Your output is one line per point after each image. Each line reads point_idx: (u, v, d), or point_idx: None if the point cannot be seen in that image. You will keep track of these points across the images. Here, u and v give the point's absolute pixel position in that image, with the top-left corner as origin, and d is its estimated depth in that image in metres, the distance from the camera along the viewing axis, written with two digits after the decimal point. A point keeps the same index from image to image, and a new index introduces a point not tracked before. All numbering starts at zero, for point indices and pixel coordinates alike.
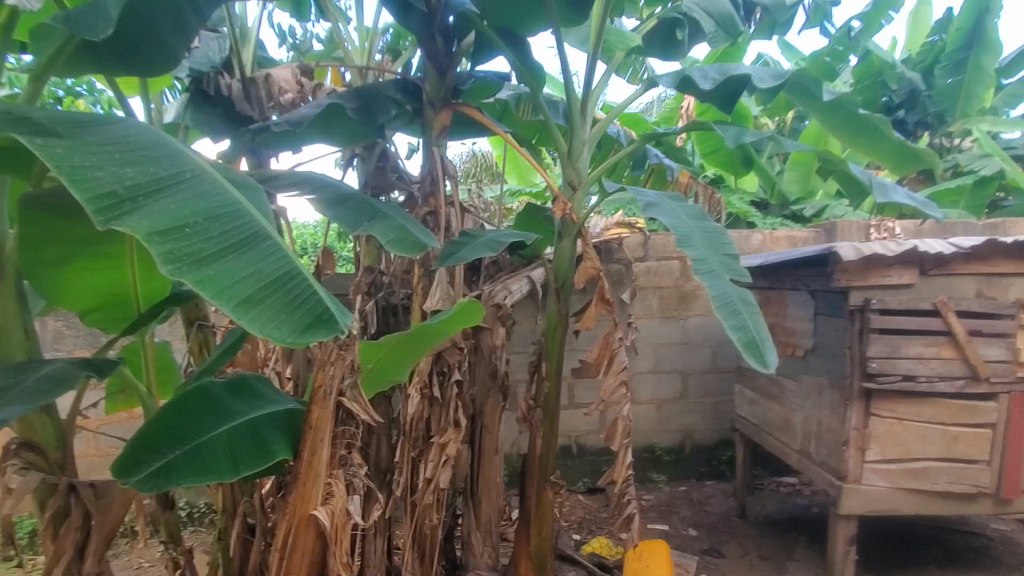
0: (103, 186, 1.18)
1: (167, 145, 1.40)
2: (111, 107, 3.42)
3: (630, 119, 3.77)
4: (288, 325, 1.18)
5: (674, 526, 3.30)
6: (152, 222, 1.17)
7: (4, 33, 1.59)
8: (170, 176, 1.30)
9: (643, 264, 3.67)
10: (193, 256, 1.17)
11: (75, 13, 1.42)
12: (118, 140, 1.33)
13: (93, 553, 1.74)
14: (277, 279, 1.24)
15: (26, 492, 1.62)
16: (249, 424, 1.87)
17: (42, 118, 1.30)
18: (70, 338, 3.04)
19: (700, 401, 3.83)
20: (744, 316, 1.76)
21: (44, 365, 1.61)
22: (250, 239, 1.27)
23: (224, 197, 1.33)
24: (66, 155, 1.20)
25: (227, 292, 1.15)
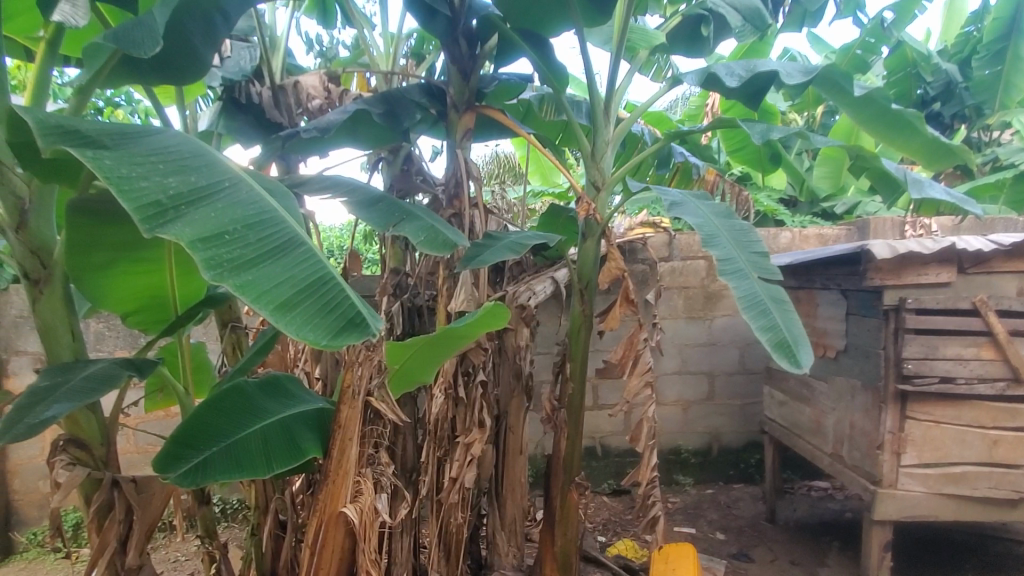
0: (148, 196, 1.24)
1: (206, 155, 1.46)
2: (147, 116, 3.57)
3: (654, 118, 3.74)
4: (323, 328, 1.22)
5: (701, 529, 3.25)
6: (195, 229, 1.22)
7: (52, 48, 1.68)
8: (209, 185, 1.36)
9: (668, 263, 3.63)
10: (233, 261, 1.22)
11: (123, 29, 1.47)
12: (160, 151, 1.39)
13: (134, 545, 1.83)
14: (312, 283, 1.29)
15: (73, 486, 1.70)
16: (281, 423, 1.94)
17: (89, 130, 1.37)
18: (111, 339, 3.18)
19: (727, 402, 3.76)
20: (774, 316, 1.73)
21: (89, 365, 1.70)
22: (285, 246, 1.32)
23: (259, 205, 1.38)
24: (113, 166, 1.27)
25: (265, 296, 1.20)
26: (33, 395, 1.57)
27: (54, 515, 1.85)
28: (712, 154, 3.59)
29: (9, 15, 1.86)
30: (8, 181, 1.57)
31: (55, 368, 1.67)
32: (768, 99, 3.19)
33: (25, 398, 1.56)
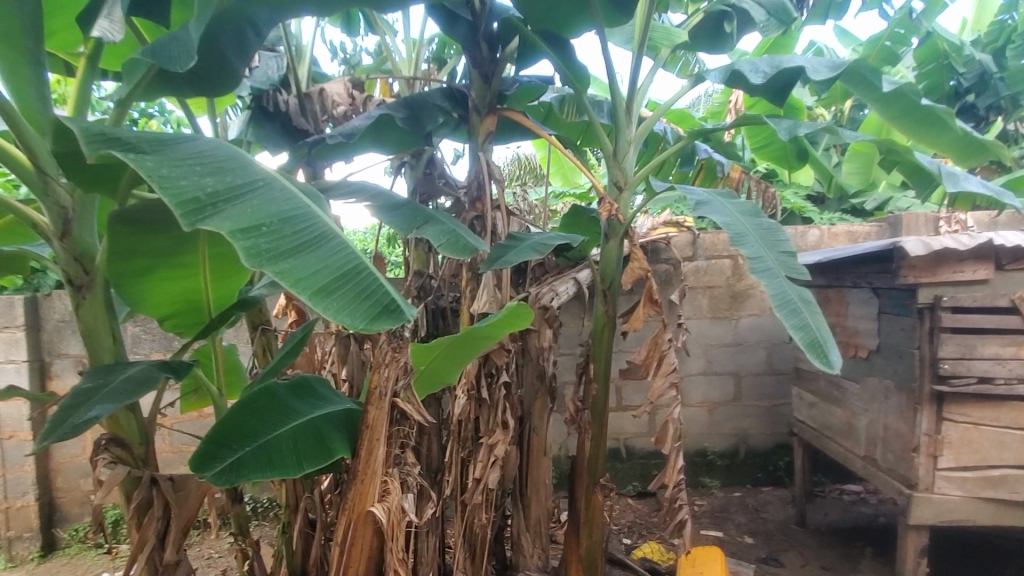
0: (188, 193, 1.30)
1: (239, 158, 1.52)
2: (180, 125, 3.72)
3: (676, 115, 3.70)
4: (360, 313, 1.27)
5: (729, 533, 3.20)
6: (234, 223, 1.27)
7: (91, 63, 1.76)
8: (244, 184, 1.41)
9: (692, 263, 3.58)
10: (271, 251, 1.26)
11: (160, 45, 1.54)
12: (197, 154, 1.46)
13: (172, 542, 1.90)
14: (346, 272, 1.33)
15: (115, 484, 1.79)
16: (311, 422, 2.00)
17: (130, 137, 1.44)
18: (147, 342, 3.32)
19: (754, 404, 3.70)
20: (805, 316, 1.70)
21: (128, 366, 1.78)
22: (320, 238, 1.37)
23: (293, 201, 1.43)
24: (155, 167, 1.33)
25: (303, 283, 1.24)
26: (79, 395, 1.66)
27: (97, 511, 1.94)
28: (736, 151, 3.53)
29: (51, 32, 1.97)
30: (53, 192, 1.65)
31: (98, 368, 1.76)
32: (794, 93, 3.12)
33: (71, 398, 1.65)
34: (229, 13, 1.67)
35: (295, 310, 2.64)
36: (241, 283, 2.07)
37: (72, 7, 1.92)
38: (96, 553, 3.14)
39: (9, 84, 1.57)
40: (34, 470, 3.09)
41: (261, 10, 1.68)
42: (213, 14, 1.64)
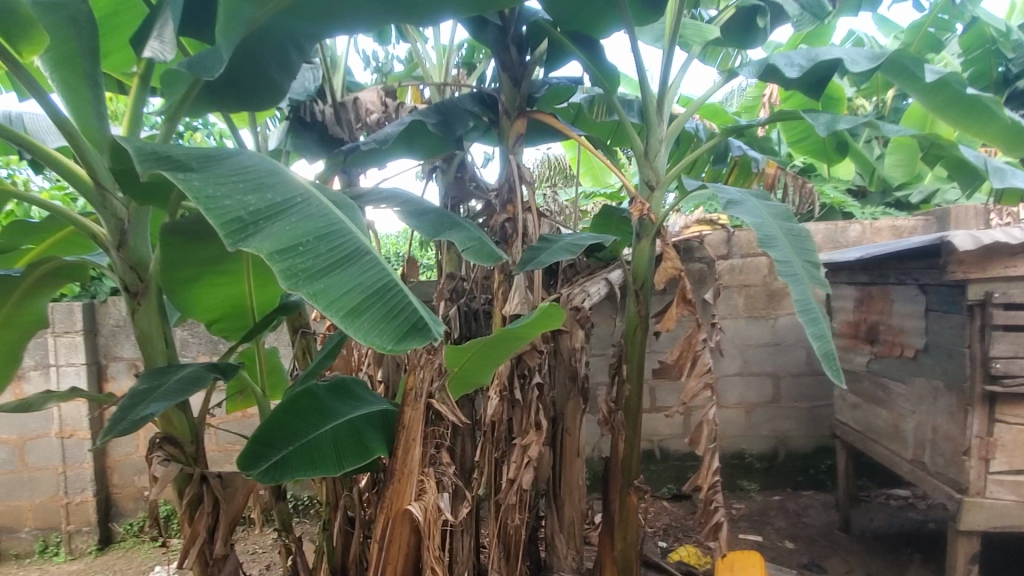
0: (231, 213, 1.37)
1: (279, 174, 1.60)
2: (221, 137, 3.90)
3: (709, 111, 3.64)
4: (388, 334, 1.33)
5: (768, 537, 3.11)
6: (273, 242, 1.34)
7: (143, 83, 1.88)
8: (283, 201, 1.48)
9: (727, 261, 3.52)
10: (307, 271, 1.33)
11: (198, 57, 1.63)
12: (240, 171, 1.53)
13: (220, 536, 2.01)
14: (377, 291, 1.39)
15: (169, 481, 1.90)
16: (350, 422, 2.08)
17: (179, 156, 1.53)
18: (195, 345, 3.50)
19: (794, 405, 3.60)
20: (823, 325, 1.72)
21: (180, 369, 1.90)
22: (353, 255, 1.43)
23: (328, 218, 1.49)
24: (201, 187, 1.41)
25: (336, 304, 1.30)
26: (135, 396, 1.77)
27: (153, 505, 2.06)
28: (772, 147, 3.44)
29: (107, 53, 2.13)
30: (110, 206, 1.76)
31: (152, 371, 1.87)
32: (834, 85, 3.03)
33: (129, 398, 1.76)
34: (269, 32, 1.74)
35: None
36: (282, 289, 2.21)
37: (125, 27, 2.08)
38: (149, 545, 3.35)
39: (71, 104, 1.71)
40: (93, 467, 3.31)
41: (300, 28, 1.76)
42: (254, 32, 1.73)
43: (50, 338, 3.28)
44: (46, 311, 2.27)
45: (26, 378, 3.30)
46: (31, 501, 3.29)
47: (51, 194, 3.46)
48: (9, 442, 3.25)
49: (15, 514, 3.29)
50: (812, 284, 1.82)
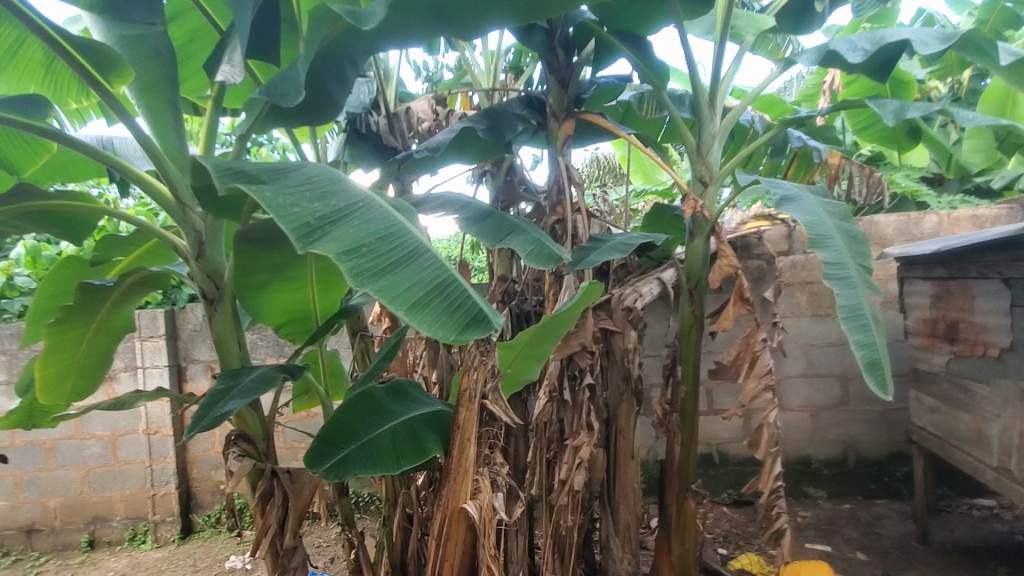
0: (300, 220, 1.48)
1: (340, 182, 1.71)
2: (285, 151, 4.18)
3: (765, 102, 3.51)
4: (451, 325, 1.39)
5: (837, 547, 2.93)
6: (339, 244, 1.44)
7: (216, 103, 2.05)
8: (346, 206, 1.59)
9: (788, 257, 3.37)
10: (371, 270, 1.42)
11: (273, 84, 1.73)
12: (306, 182, 1.65)
13: (289, 528, 2.15)
14: (438, 286, 1.46)
15: (244, 474, 2.07)
16: (405, 423, 2.18)
17: (250, 169, 1.66)
18: (263, 347, 3.77)
19: (864, 408, 3.40)
20: (874, 334, 1.67)
21: (252, 370, 2.06)
22: (413, 254, 1.51)
23: (388, 220, 1.59)
24: (273, 198, 1.53)
25: (400, 300, 1.39)
26: (215, 394, 1.93)
27: (229, 498, 2.24)
28: (835, 136, 3.27)
29: (185, 79, 2.34)
30: (190, 219, 1.94)
31: (227, 372, 2.04)
32: (902, 68, 2.85)
33: (208, 397, 1.92)
34: (330, 49, 1.86)
35: (388, 317, 2.90)
36: (341, 294, 2.34)
37: (198, 55, 2.30)
38: (225, 537, 3.63)
39: (155, 128, 1.89)
40: (175, 462, 3.62)
41: (357, 44, 1.87)
42: (318, 51, 1.86)
43: (138, 342, 3.62)
44: (133, 317, 2.51)
45: (117, 379, 3.65)
46: (122, 492, 3.63)
47: (137, 211, 3.83)
48: (103, 438, 3.60)
49: (108, 504, 3.63)
50: (866, 289, 1.79)
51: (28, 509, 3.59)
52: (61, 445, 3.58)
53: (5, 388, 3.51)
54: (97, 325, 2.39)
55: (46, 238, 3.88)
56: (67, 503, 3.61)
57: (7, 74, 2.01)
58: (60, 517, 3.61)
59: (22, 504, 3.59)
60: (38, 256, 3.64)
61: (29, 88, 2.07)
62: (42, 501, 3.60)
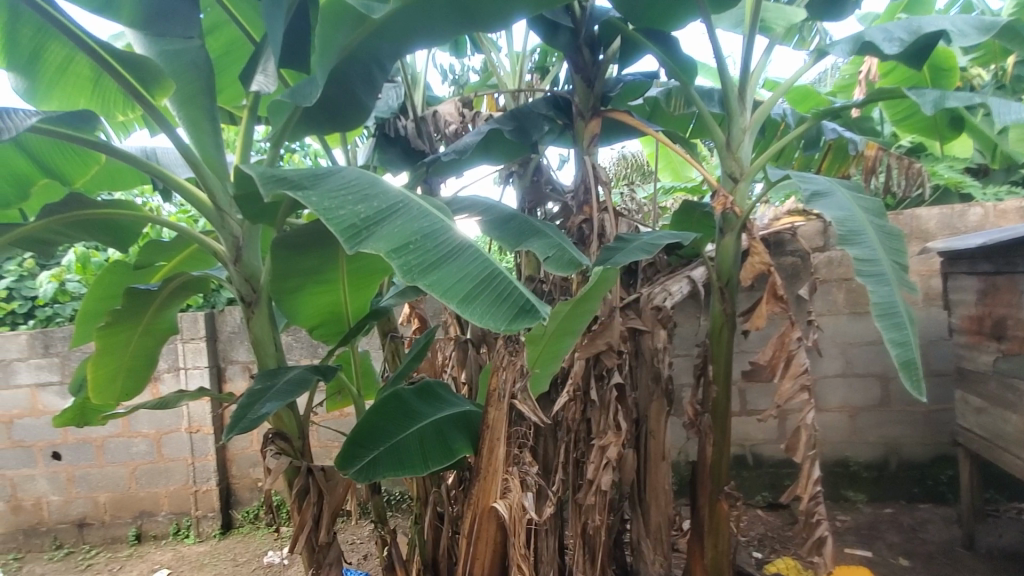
0: (348, 222, 1.53)
1: (377, 183, 1.76)
2: (316, 157, 4.31)
3: (798, 94, 3.42)
4: (503, 314, 1.45)
5: (878, 553, 2.83)
6: (387, 243, 1.49)
7: (251, 111, 2.13)
8: (388, 207, 1.63)
9: (823, 254, 3.27)
10: (420, 265, 1.46)
11: (297, 86, 1.85)
12: (347, 184, 1.70)
13: (324, 525, 2.22)
14: (484, 278, 1.51)
15: (281, 471, 2.15)
16: (433, 423, 2.22)
17: (291, 173, 1.71)
18: (297, 349, 3.90)
19: (906, 410, 3.28)
20: (909, 332, 1.64)
21: (288, 371, 2.15)
22: (457, 249, 1.55)
23: (429, 217, 1.63)
24: (319, 202, 1.58)
25: (452, 294, 1.43)
26: (252, 394, 2.01)
27: (267, 494, 2.33)
28: (872, 127, 3.16)
29: (221, 89, 2.45)
30: (228, 225, 2.04)
31: (265, 373, 2.13)
32: (943, 53, 2.74)
33: (246, 397, 2.00)
34: (358, 54, 1.91)
35: (417, 318, 2.96)
36: (371, 295, 2.41)
37: (232, 67, 2.42)
38: (263, 533, 3.78)
39: (194, 137, 2.00)
40: (215, 459, 3.78)
41: (384, 47, 1.91)
42: (345, 57, 1.91)
43: (180, 344, 3.79)
44: (175, 321, 2.64)
45: (162, 380, 3.84)
46: (166, 488, 3.81)
47: (178, 218, 4.03)
48: (149, 436, 3.79)
49: (154, 500, 3.82)
50: (901, 285, 1.74)
51: (80, 504, 3.81)
52: (111, 443, 3.79)
53: (59, 388, 3.73)
54: (143, 328, 2.53)
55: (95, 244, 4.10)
56: (116, 498, 3.81)
57: (60, 91, 2.12)
58: (110, 512, 3.81)
59: (74, 499, 3.81)
60: (88, 262, 3.86)
61: (78, 103, 2.17)
62: (93, 496, 3.81)
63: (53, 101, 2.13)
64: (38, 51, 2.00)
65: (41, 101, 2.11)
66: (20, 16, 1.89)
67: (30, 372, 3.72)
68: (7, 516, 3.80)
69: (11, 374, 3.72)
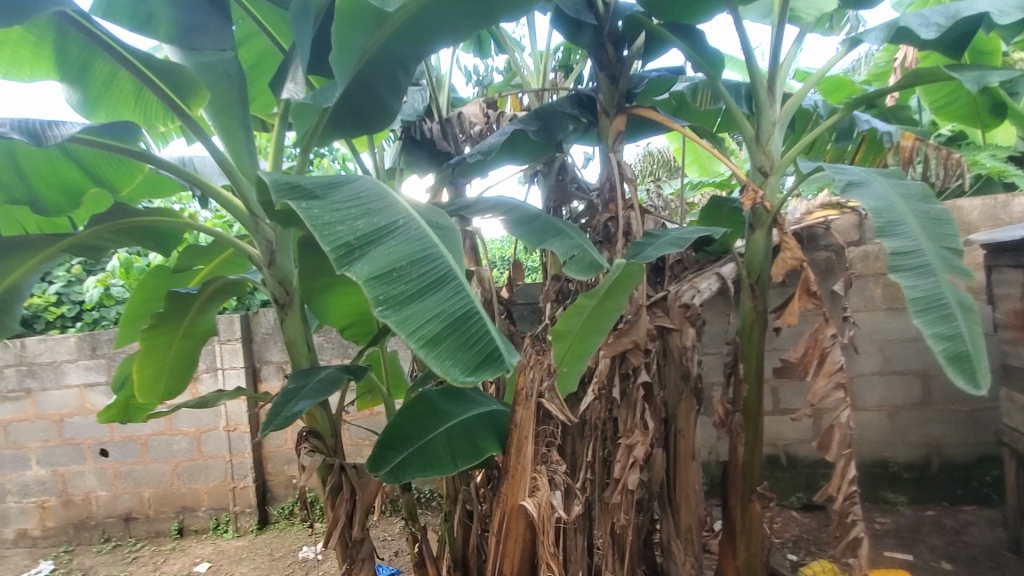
0: (340, 238, 1.52)
1: (386, 199, 1.73)
2: (345, 162, 4.43)
3: (830, 84, 3.32)
4: (463, 363, 1.34)
5: (920, 557, 2.73)
6: (370, 267, 1.45)
7: (282, 119, 2.21)
8: (386, 225, 1.61)
9: (859, 248, 3.17)
10: (397, 296, 1.41)
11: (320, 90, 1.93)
12: (354, 198, 1.70)
13: (357, 521, 2.28)
14: (458, 319, 1.41)
15: (315, 468, 2.23)
16: (461, 423, 2.26)
17: (306, 182, 1.73)
18: (329, 349, 4.01)
19: (949, 409, 3.15)
20: (959, 324, 1.58)
21: (320, 371, 2.22)
22: (441, 280, 1.48)
23: (424, 241, 1.57)
24: (318, 214, 1.58)
25: (415, 332, 1.36)
26: (286, 394, 2.09)
27: (302, 490, 2.42)
28: (910, 115, 3.05)
29: (254, 98, 2.56)
30: (261, 230, 2.12)
31: (299, 372, 2.21)
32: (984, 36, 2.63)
33: (281, 396, 2.08)
34: (380, 56, 1.95)
35: None
36: None
37: (264, 77, 2.51)
38: (297, 529, 3.91)
39: (228, 146, 2.09)
40: (252, 457, 3.93)
41: (405, 48, 1.95)
42: (369, 60, 1.97)
43: (218, 345, 3.95)
44: (214, 322, 2.76)
45: (201, 380, 4.01)
46: (206, 484, 3.98)
47: (214, 224, 4.20)
48: (189, 434, 3.96)
49: (195, 496, 4.00)
50: (949, 274, 1.69)
51: (126, 499, 4.01)
52: (154, 441, 3.98)
53: (106, 388, 3.94)
54: (183, 331, 2.65)
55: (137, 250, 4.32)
56: (159, 494, 4.00)
57: (107, 105, 2.25)
58: (154, 507, 4.01)
59: (121, 495, 4.01)
60: (130, 267, 4.06)
61: (123, 116, 2.30)
62: (138, 492, 4.01)
63: (100, 113, 2.24)
64: (85, 68, 2.12)
65: (91, 114, 2.22)
66: (66, 35, 2.01)
67: (79, 373, 3.94)
68: (59, 510, 4.03)
69: (62, 375, 3.94)
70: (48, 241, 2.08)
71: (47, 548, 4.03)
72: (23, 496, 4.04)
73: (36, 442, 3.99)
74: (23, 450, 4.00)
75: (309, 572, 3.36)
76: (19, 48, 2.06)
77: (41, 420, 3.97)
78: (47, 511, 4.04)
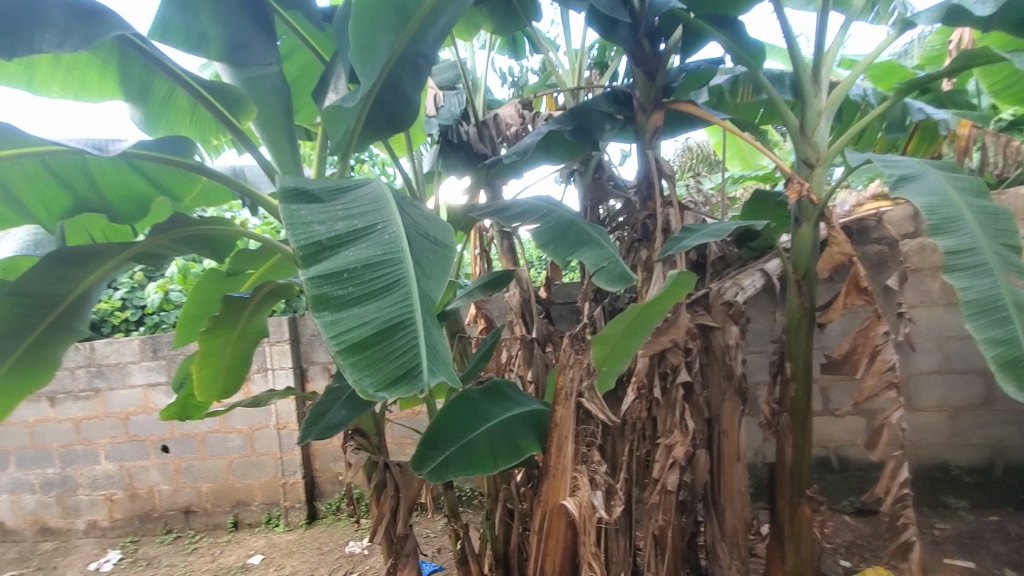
0: (305, 230, 1.51)
1: (378, 198, 1.70)
2: (385, 166, 4.57)
3: (881, 70, 3.18)
4: (376, 375, 1.30)
5: (982, 565, 2.58)
6: (322, 264, 1.44)
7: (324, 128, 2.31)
8: (360, 224, 1.58)
9: (915, 240, 3.01)
10: (339, 298, 1.40)
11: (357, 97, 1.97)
12: (345, 195, 1.68)
13: (400, 518, 2.36)
14: (391, 330, 1.36)
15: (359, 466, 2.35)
16: (501, 424, 2.31)
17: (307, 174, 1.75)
18: None
19: (1017, 409, 2.96)
20: (1015, 327, 1.55)
21: None
22: (390, 288, 1.43)
23: (389, 245, 1.52)
24: (297, 205, 1.58)
25: (341, 336, 1.34)
26: (331, 395, 2.31)
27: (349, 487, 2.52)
28: (968, 99, 2.89)
29: (298, 109, 2.70)
30: None
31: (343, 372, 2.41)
32: None
33: (326, 395, 2.30)
34: (405, 55, 2.08)
35: (483, 318, 3.08)
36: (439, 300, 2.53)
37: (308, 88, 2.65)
38: (344, 524, 4.08)
39: (275, 155, 2.22)
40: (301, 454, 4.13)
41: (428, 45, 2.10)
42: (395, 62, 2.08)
43: (268, 347, 4.17)
44: (265, 325, 2.93)
45: (253, 380, 4.24)
46: (259, 480, 4.21)
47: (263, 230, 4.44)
48: (243, 432, 4.20)
49: (249, 490, 4.23)
50: (1008, 273, 1.64)
51: (186, 493, 4.30)
52: (210, 438, 4.24)
53: (166, 387, 4.23)
54: (237, 333, 2.82)
55: (193, 257, 4.61)
56: (216, 488, 4.27)
57: (165, 121, 2.42)
58: (211, 500, 4.28)
59: (181, 488, 4.30)
60: (187, 273, 4.35)
61: (180, 131, 2.47)
62: (196, 486, 4.29)
63: (160, 129, 2.42)
64: (146, 87, 2.29)
65: (152, 129, 2.39)
66: (128, 58, 2.18)
67: (143, 373, 4.25)
68: (126, 502, 4.36)
69: (128, 375, 4.26)
70: (118, 250, 2.22)
71: (115, 538, 4.37)
72: (93, 489, 4.39)
73: (105, 438, 4.33)
74: (94, 445, 4.35)
75: (355, 566, 3.50)
76: (86, 71, 2.20)
77: (109, 418, 4.31)
78: (115, 503, 4.37)
